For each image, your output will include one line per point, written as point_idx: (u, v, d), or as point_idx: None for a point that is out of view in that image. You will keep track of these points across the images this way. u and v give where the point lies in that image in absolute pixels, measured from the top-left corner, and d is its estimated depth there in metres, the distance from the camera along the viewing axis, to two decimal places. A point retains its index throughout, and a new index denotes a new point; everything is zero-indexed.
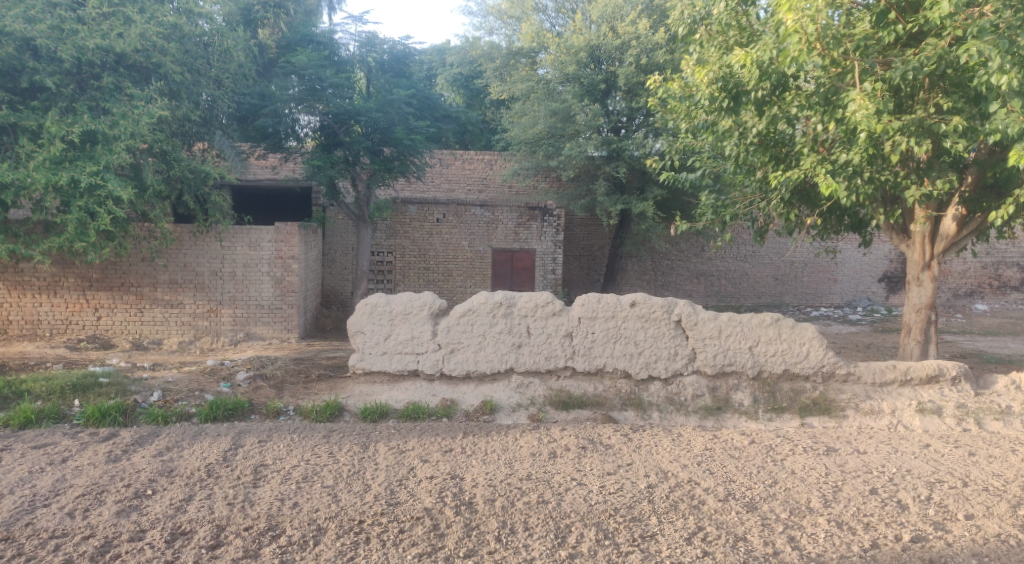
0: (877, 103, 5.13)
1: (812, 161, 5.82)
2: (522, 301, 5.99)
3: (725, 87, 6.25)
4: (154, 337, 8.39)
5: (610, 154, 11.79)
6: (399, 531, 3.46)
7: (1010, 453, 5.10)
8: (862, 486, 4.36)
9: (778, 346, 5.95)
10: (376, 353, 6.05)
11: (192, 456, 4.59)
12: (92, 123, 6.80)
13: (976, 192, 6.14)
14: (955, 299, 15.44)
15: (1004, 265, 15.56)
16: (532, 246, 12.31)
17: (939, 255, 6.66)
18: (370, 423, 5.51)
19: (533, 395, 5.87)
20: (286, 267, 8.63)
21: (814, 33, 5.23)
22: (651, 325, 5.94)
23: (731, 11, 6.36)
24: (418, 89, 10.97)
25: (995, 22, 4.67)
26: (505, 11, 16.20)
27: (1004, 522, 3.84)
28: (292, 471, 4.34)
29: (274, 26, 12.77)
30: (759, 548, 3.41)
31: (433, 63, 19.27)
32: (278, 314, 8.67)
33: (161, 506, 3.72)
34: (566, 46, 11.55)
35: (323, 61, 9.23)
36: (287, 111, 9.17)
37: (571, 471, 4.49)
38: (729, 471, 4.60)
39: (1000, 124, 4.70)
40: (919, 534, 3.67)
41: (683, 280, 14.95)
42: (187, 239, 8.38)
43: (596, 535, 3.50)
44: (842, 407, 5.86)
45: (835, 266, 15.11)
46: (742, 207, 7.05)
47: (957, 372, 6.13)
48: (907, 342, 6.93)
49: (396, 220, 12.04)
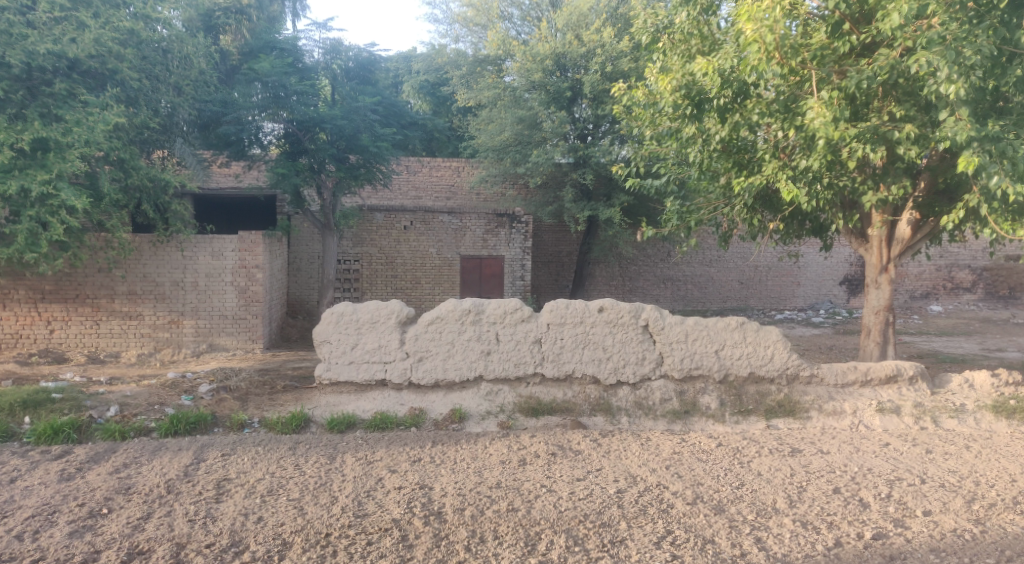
0: (834, 110, 5.29)
1: (773, 167, 5.95)
2: (491, 307, 6.00)
3: (689, 95, 6.32)
4: (112, 349, 8.15)
5: (576, 161, 11.96)
6: (367, 543, 3.41)
7: (965, 450, 5.26)
8: (826, 486, 4.45)
9: (743, 349, 6.04)
10: (343, 362, 5.96)
11: (151, 472, 4.46)
12: (44, 131, 6.54)
13: (929, 197, 6.32)
14: (912, 300, 15.91)
15: (957, 267, 16.10)
16: (502, 253, 12.33)
17: (895, 259, 6.84)
18: (337, 434, 5.45)
19: (502, 403, 5.87)
20: (250, 276, 8.51)
21: (773, 43, 5.40)
22: (619, 331, 5.99)
23: (693, 20, 6.47)
24: (384, 96, 10.80)
25: (943, 34, 4.87)
26: (471, 19, 16.16)
27: (960, 517, 3.96)
28: (257, 485, 4.26)
29: (236, 32, 12.59)
30: (727, 550, 3.46)
31: (399, 71, 19.19)
32: (243, 325, 8.54)
33: (117, 525, 3.61)
34: (531, 53, 11.51)
35: (286, 68, 9.08)
36: (251, 119, 9.10)
37: (540, 477, 4.49)
38: (697, 474, 4.65)
39: (949, 131, 4.86)
40: (880, 531, 3.75)
41: (650, 285, 15.07)
42: (147, 249, 8.16)
43: (566, 541, 3.50)
44: (806, 408, 5.98)
45: (798, 270, 15.49)
46: (706, 212, 7.15)
47: (913, 372, 6.30)
48: (867, 343, 7.09)
49: (363, 228, 11.94)
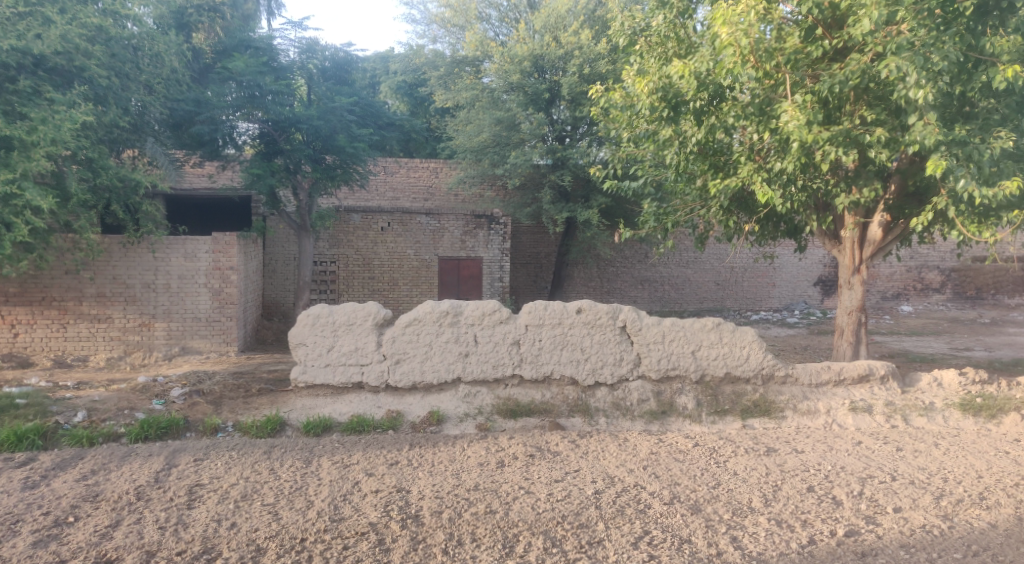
0: (808, 114, 5.38)
1: (748, 170, 6.02)
2: (469, 309, 5.97)
3: (666, 97, 6.35)
4: (79, 353, 7.97)
5: (554, 163, 11.99)
6: (343, 548, 3.38)
7: (935, 447, 5.36)
8: (800, 485, 4.50)
9: (719, 349, 6.09)
10: (319, 365, 5.91)
11: (121, 478, 4.37)
12: (8, 128, 6.28)
13: (900, 199, 6.43)
14: (884, 301, 16.23)
15: (926, 268, 16.48)
16: (480, 254, 12.28)
17: (867, 260, 6.96)
18: (313, 437, 5.39)
19: (481, 404, 5.86)
20: (224, 278, 8.39)
21: (748, 47, 5.49)
22: (597, 332, 6.01)
23: (669, 23, 6.52)
24: (361, 97, 10.72)
25: (911, 40, 4.98)
26: (449, 20, 16.09)
27: (929, 513, 4.04)
28: (231, 490, 4.19)
29: (209, 30, 12.38)
30: (704, 549, 3.48)
31: (376, 71, 19.08)
32: (216, 327, 8.42)
33: (85, 533, 3.52)
34: (509, 55, 11.48)
35: (260, 67, 8.97)
36: (225, 118, 8.94)
37: (519, 479, 4.48)
38: (675, 474, 4.67)
39: (918, 135, 4.96)
40: (852, 528, 3.80)
41: (628, 286, 15.16)
42: (117, 250, 7.99)
43: (544, 543, 3.50)
44: (781, 408, 6.04)
45: (773, 271, 15.70)
46: (682, 214, 7.23)
47: (885, 371, 6.43)
48: (840, 343, 7.20)
49: (340, 230, 11.84)
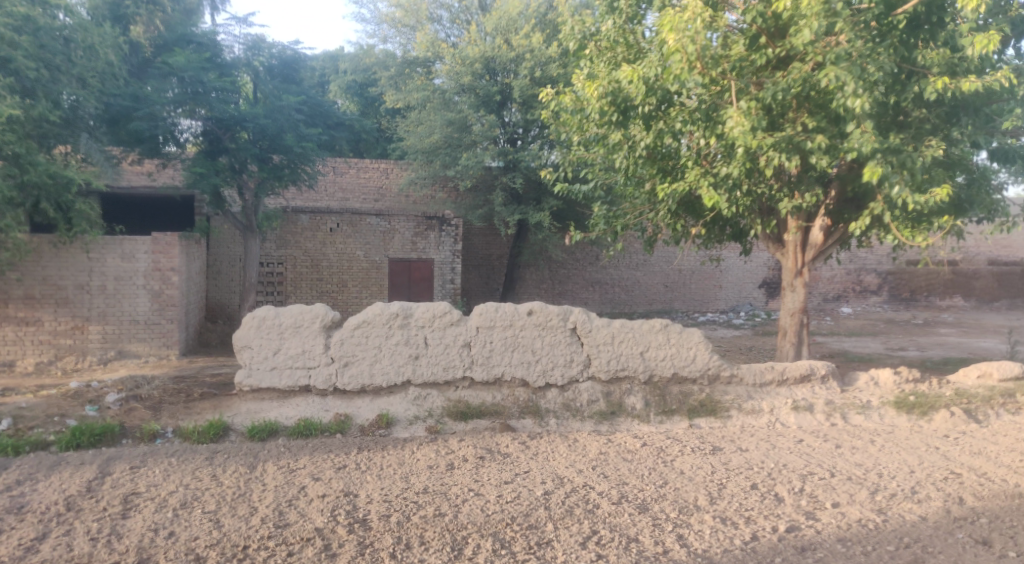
0: (752, 120, 5.50)
1: (695, 174, 6.14)
2: (419, 311, 5.93)
3: (615, 102, 6.46)
4: (5, 358, 7.58)
5: (507, 165, 12.04)
6: (287, 555, 3.29)
7: (870, 444, 5.58)
8: (743, 482, 4.61)
9: (667, 350, 6.19)
10: (264, 369, 5.77)
11: (49, 488, 4.18)
12: None
13: (839, 204, 6.65)
14: (824, 303, 16.91)
15: (864, 272, 17.33)
16: (431, 256, 12.24)
17: (809, 263, 7.19)
18: (257, 442, 5.25)
19: (431, 407, 5.80)
20: (164, 279, 8.18)
21: (694, 53, 5.58)
22: (548, 334, 6.04)
23: (619, 28, 6.68)
24: (308, 96, 10.57)
25: (848, 51, 5.18)
26: (400, 20, 15.99)
27: (864, 507, 4.18)
28: (169, 498, 4.05)
29: (148, 23, 11.68)
30: (650, 548, 3.52)
31: (326, 70, 18.82)
32: (157, 330, 8.17)
33: (7, 548, 3.35)
34: (461, 56, 11.55)
35: (203, 63, 8.74)
36: (165, 114, 8.62)
37: (467, 481, 4.46)
38: (623, 474, 4.73)
39: (855, 143, 5.14)
40: (792, 524, 3.91)
41: (580, 289, 15.31)
42: (47, 250, 7.66)
43: (493, 545, 3.48)
44: (727, 408, 6.17)
45: (720, 274, 16.12)
46: (631, 217, 7.35)
47: (825, 370, 6.65)
48: (783, 344, 7.41)
49: (287, 231, 11.60)
